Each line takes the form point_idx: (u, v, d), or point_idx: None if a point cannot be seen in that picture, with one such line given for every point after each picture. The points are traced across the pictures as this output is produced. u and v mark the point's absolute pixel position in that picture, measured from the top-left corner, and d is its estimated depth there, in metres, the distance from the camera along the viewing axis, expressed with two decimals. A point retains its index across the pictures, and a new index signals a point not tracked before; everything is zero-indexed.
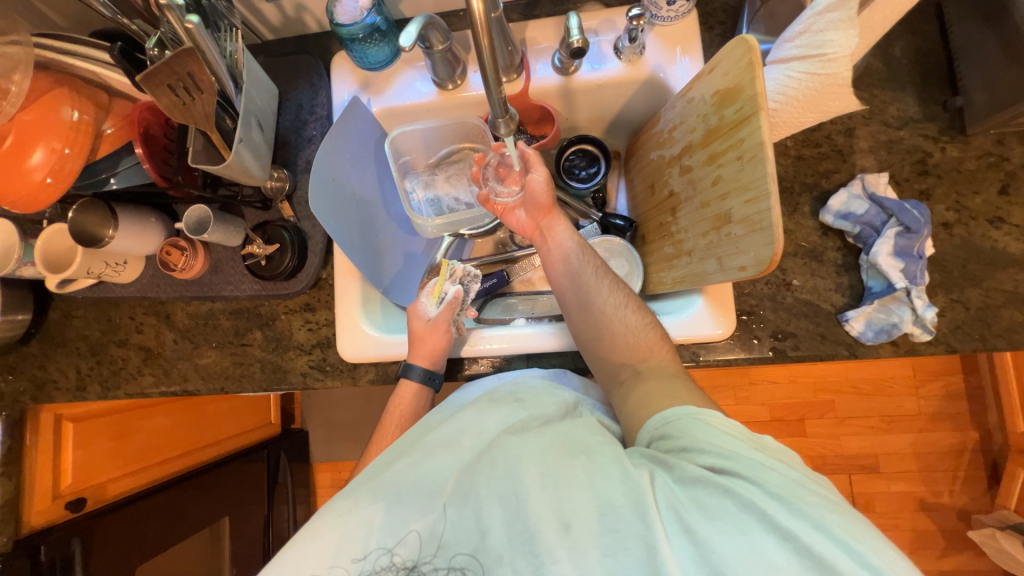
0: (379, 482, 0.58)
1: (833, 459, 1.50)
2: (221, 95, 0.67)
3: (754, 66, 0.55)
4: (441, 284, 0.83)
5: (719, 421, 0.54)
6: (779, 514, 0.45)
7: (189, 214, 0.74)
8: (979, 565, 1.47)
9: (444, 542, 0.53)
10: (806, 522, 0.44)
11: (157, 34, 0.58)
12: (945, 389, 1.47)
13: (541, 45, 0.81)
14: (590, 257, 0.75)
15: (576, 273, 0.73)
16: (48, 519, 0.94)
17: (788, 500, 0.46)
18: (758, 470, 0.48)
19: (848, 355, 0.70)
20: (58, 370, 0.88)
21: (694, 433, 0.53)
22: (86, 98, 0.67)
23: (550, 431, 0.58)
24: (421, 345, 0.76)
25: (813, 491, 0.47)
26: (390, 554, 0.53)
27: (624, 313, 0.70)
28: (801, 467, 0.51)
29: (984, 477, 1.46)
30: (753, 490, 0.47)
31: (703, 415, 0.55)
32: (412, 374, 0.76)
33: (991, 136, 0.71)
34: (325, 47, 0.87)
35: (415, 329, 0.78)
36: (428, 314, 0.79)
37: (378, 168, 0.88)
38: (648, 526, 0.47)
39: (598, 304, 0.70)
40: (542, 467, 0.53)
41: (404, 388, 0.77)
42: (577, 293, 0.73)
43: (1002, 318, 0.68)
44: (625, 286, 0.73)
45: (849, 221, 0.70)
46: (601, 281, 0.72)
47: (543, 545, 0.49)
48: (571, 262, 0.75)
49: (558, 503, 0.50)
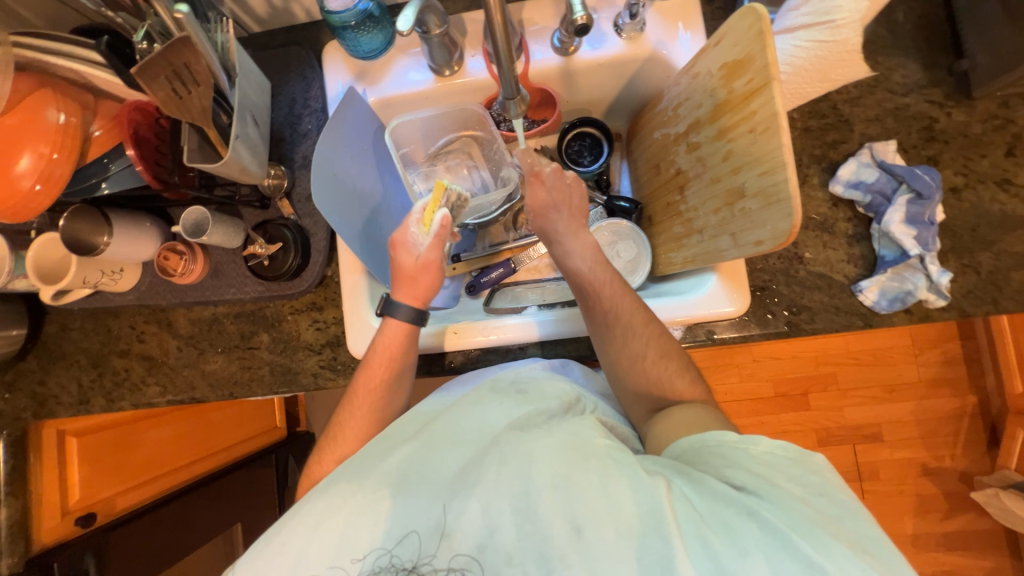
0: (384, 470, 0.56)
1: (837, 431, 1.52)
2: (216, 89, 0.64)
3: (764, 35, 0.54)
4: (431, 210, 0.70)
5: (760, 446, 0.51)
6: (807, 545, 0.42)
7: (188, 214, 0.71)
8: (981, 525, 1.51)
9: (448, 531, 0.51)
10: (838, 556, 0.42)
11: (144, 27, 0.55)
12: (943, 355, 1.50)
13: (538, 26, 0.79)
14: (606, 289, 0.68)
15: (592, 307, 0.69)
16: (61, 535, 0.93)
17: (820, 536, 0.43)
18: (791, 503, 0.45)
19: (863, 325, 0.70)
20: (58, 385, 0.85)
21: (731, 453, 0.51)
22: (71, 99, 0.65)
23: (559, 430, 0.56)
24: (412, 284, 0.69)
25: (846, 531, 0.44)
26: (389, 554, 0.51)
27: (643, 364, 0.65)
28: (835, 493, 0.48)
29: (984, 439, 1.50)
30: (783, 519, 0.44)
31: (743, 442, 0.52)
32: (391, 310, 0.69)
33: (996, 99, 0.71)
34: (315, 37, 0.84)
35: (405, 268, 0.69)
36: (417, 248, 0.69)
37: (378, 161, 0.86)
38: (665, 540, 0.46)
39: (615, 349, 0.66)
40: (554, 471, 0.52)
41: (386, 328, 0.69)
42: (593, 325, 0.69)
43: (1012, 281, 0.68)
44: (647, 320, 0.66)
45: (859, 190, 0.70)
46: (617, 321, 0.66)
47: (555, 549, 0.48)
48: (586, 289, 0.69)
49: (570, 506, 0.50)
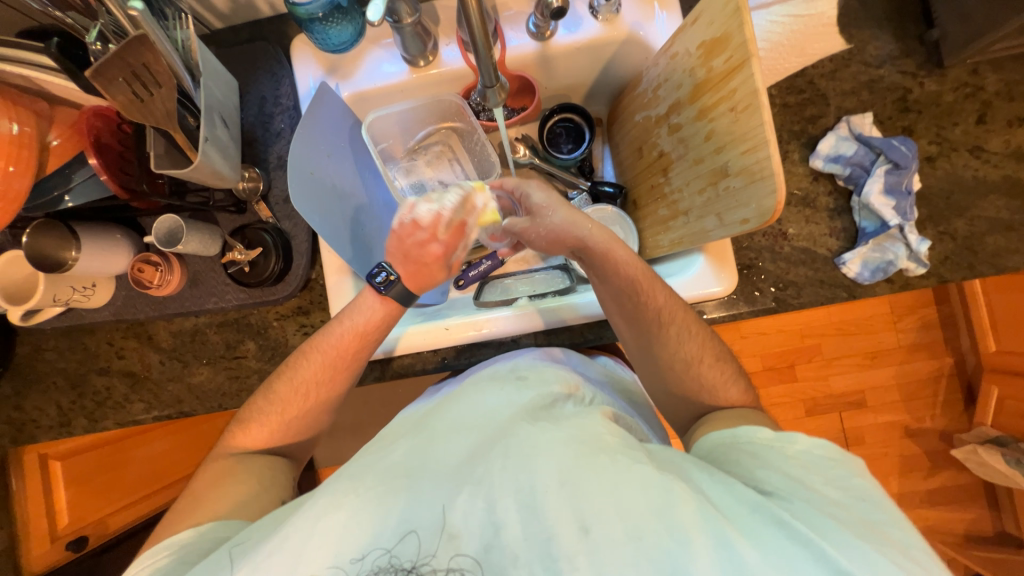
0: (385, 468, 0.54)
1: (824, 400, 1.57)
2: (178, 89, 0.61)
3: (741, 12, 0.53)
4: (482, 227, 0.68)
5: (797, 447, 0.54)
6: (837, 553, 0.43)
7: (159, 224, 0.68)
8: (960, 480, 1.58)
9: (453, 530, 0.48)
10: (867, 560, 0.43)
11: (97, 26, 0.52)
12: (921, 320, 1.55)
13: (512, 11, 0.77)
14: (654, 290, 0.65)
15: (637, 315, 0.66)
16: (51, 561, 0.91)
17: (850, 542, 0.44)
18: (822, 508, 0.48)
19: (847, 297, 0.72)
20: (36, 408, 0.82)
21: (766, 458, 0.54)
22: (23, 107, 0.61)
23: (568, 426, 0.56)
24: (423, 283, 0.67)
25: (883, 539, 0.45)
26: (389, 554, 0.47)
27: (698, 368, 0.66)
28: (872, 502, 0.49)
29: (961, 398, 1.56)
30: (812, 525, 0.45)
31: (779, 442, 0.56)
32: (393, 293, 0.66)
33: (966, 67, 0.72)
34: (282, 31, 0.81)
35: (428, 272, 0.66)
36: (450, 261, 0.67)
37: (356, 158, 0.84)
38: (679, 540, 0.44)
39: (667, 356, 0.66)
40: (561, 468, 0.50)
41: (373, 305, 0.66)
42: (640, 335, 0.67)
43: (987, 245, 0.70)
44: (694, 319, 0.67)
45: (838, 164, 0.71)
46: (669, 325, 0.66)
47: (562, 549, 0.45)
48: (625, 295, 0.65)
49: (577, 504, 0.47)
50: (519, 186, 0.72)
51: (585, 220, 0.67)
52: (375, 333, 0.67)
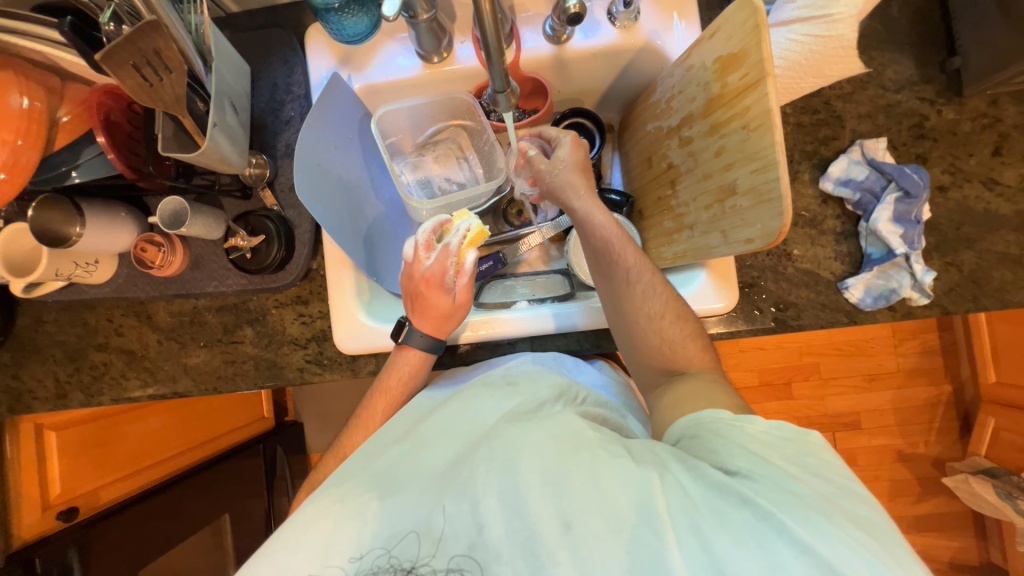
0: (373, 473, 0.56)
1: (818, 419, 1.56)
2: (190, 74, 0.61)
3: (759, 30, 0.53)
4: (466, 249, 0.70)
5: (756, 427, 0.51)
6: (798, 526, 0.42)
7: (164, 206, 0.68)
8: (950, 508, 1.57)
9: (444, 535, 0.48)
10: (827, 535, 0.41)
11: (111, 6, 0.52)
12: (922, 346, 1.54)
13: (529, 13, 0.77)
14: (627, 251, 0.66)
15: (608, 271, 0.67)
16: (40, 530, 0.91)
17: (809, 515, 0.42)
18: (784, 482, 0.45)
19: (848, 322, 0.71)
20: (33, 379, 0.82)
21: (728, 437, 0.50)
22: (36, 83, 0.61)
23: (548, 422, 0.56)
24: (441, 318, 0.71)
25: (839, 508, 0.44)
26: (389, 554, 0.49)
27: (660, 324, 0.65)
28: (829, 473, 0.47)
29: (957, 426, 1.55)
30: (773, 500, 0.43)
31: (739, 422, 0.52)
32: (414, 341, 0.71)
33: (986, 97, 0.71)
34: (298, 18, 0.81)
35: (438, 306, 0.71)
36: (447, 284, 0.70)
37: (364, 151, 0.84)
38: (656, 532, 0.44)
39: (665, 351, 0.65)
40: (542, 463, 0.50)
41: (407, 356, 0.72)
42: (610, 293, 0.67)
43: (993, 278, 0.70)
44: (662, 281, 0.67)
45: (849, 188, 0.70)
46: (636, 282, 0.65)
47: (544, 546, 0.46)
48: (606, 257, 0.67)
49: (559, 502, 0.48)
50: (558, 136, 0.73)
51: (587, 189, 0.70)
52: (400, 385, 0.71)
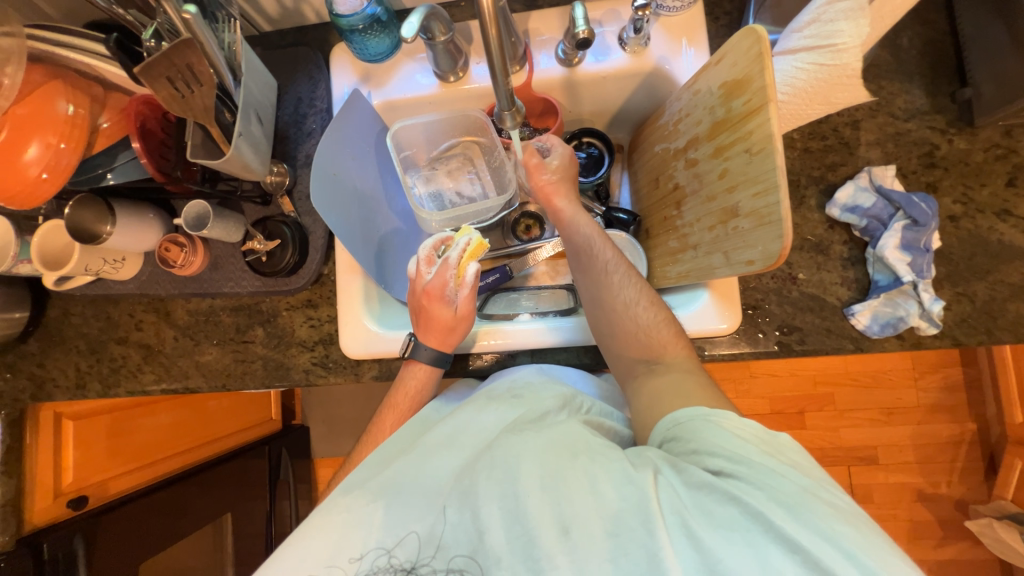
0: (379, 480, 0.56)
1: (832, 452, 1.51)
2: (220, 87, 0.65)
3: (763, 57, 0.54)
4: (465, 262, 0.74)
5: (733, 423, 0.51)
6: (784, 522, 0.42)
7: (188, 209, 0.72)
8: (973, 555, 1.49)
9: (443, 544, 0.50)
10: (811, 529, 0.41)
11: (153, 25, 0.57)
12: (943, 381, 1.48)
13: (543, 37, 0.80)
14: (603, 246, 0.70)
15: (586, 267, 0.70)
16: (51, 516, 0.93)
17: (792, 508, 0.43)
18: (764, 475, 0.45)
19: (854, 349, 0.70)
20: (57, 368, 0.87)
21: (706, 434, 0.50)
22: (81, 91, 0.66)
23: (550, 430, 0.54)
24: (445, 331, 0.73)
25: (820, 499, 0.44)
26: (389, 555, 0.50)
27: (636, 311, 0.67)
28: (806, 469, 0.47)
29: (982, 467, 1.47)
30: (758, 496, 0.44)
31: (716, 416, 0.52)
32: (420, 355, 0.73)
33: (999, 128, 0.70)
34: (324, 38, 0.86)
35: (440, 319, 0.72)
36: (449, 297, 0.73)
37: (380, 163, 0.88)
38: (650, 533, 0.45)
39: (642, 337, 0.65)
40: (541, 469, 0.50)
41: (414, 370, 0.73)
42: (588, 287, 0.70)
43: (1008, 311, 0.68)
44: (637, 274, 0.70)
45: (855, 214, 0.70)
46: (613, 273, 0.69)
47: (542, 549, 0.46)
48: (582, 253, 0.71)
49: (559, 507, 0.48)
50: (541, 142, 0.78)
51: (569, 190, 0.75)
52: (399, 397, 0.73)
